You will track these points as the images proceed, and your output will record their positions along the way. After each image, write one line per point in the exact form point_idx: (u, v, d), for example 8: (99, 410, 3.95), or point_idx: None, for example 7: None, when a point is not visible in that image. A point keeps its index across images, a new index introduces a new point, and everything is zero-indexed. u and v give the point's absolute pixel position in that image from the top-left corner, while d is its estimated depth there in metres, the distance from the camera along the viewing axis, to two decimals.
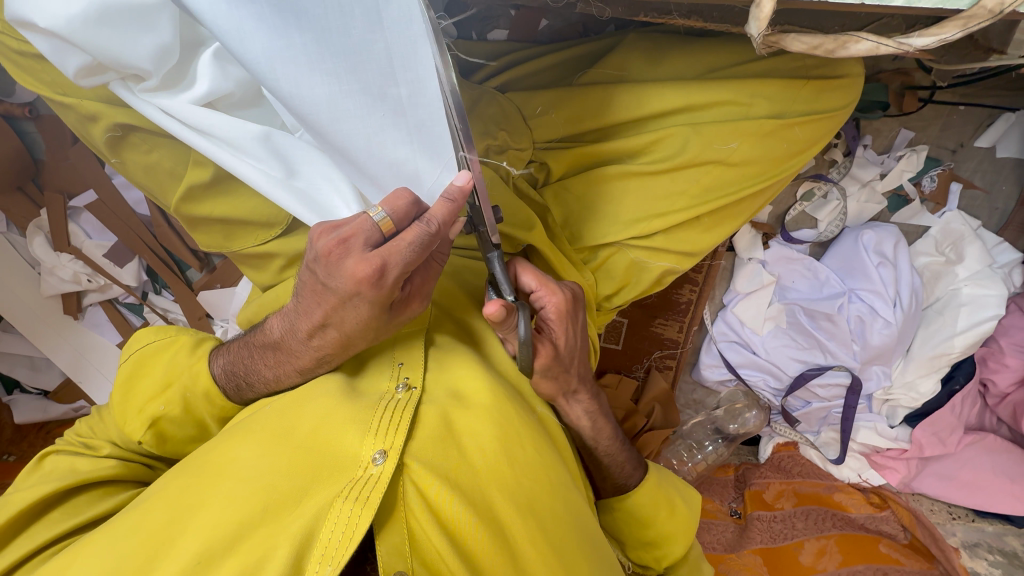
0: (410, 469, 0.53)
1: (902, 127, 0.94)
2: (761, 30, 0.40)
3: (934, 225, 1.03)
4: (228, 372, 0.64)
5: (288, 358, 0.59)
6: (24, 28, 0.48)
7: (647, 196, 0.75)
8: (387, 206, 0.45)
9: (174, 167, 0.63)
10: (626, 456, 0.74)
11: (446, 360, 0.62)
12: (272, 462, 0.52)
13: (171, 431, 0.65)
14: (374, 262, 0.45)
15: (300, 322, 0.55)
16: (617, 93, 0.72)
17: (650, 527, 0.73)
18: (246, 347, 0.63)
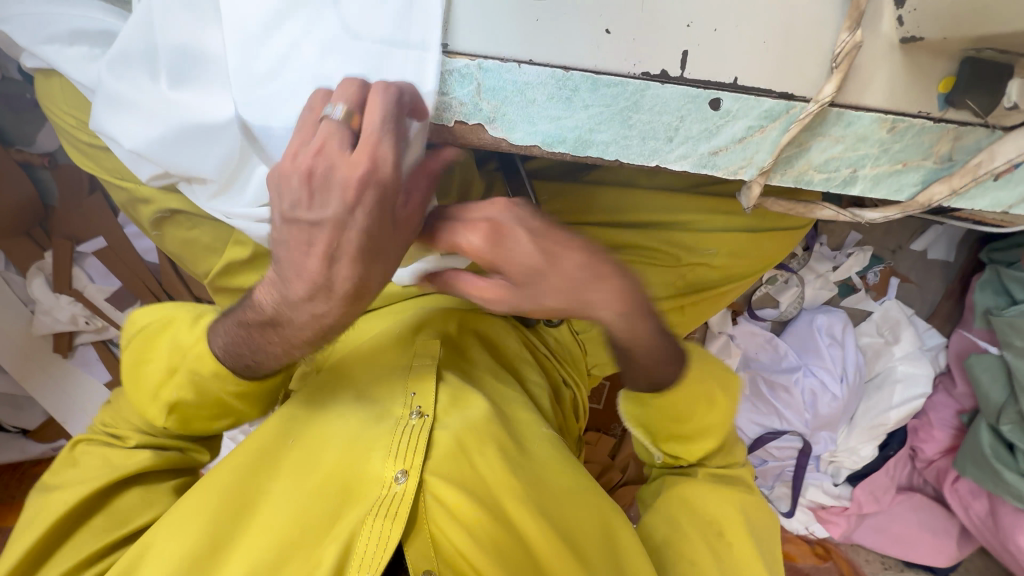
0: (431, 486, 0.54)
1: (852, 230, 1.10)
2: (750, 203, 0.51)
3: (876, 310, 1.19)
4: (230, 351, 0.55)
5: (288, 329, 0.50)
6: (108, 140, 0.56)
7: (636, 281, 0.84)
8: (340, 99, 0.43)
9: (212, 242, 0.68)
10: (667, 354, 0.56)
11: (456, 390, 0.62)
12: (302, 491, 0.54)
13: (189, 413, 0.60)
14: (366, 150, 0.42)
15: (294, 283, 0.47)
16: (614, 196, 0.81)
17: (686, 423, 0.65)
18: (240, 326, 0.53)
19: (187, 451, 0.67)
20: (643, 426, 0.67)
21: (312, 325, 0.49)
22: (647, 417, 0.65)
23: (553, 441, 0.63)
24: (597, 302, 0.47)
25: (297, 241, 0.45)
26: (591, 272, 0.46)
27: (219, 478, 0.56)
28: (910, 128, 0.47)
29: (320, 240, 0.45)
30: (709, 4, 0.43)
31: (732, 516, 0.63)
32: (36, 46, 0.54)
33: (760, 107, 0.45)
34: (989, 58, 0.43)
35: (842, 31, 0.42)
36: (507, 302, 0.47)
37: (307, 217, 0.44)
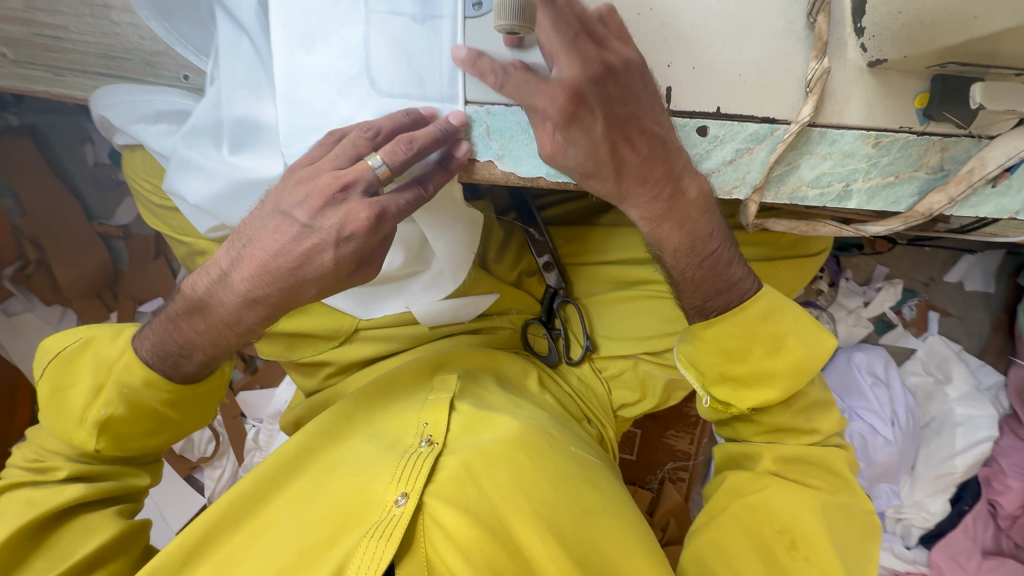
0: (431, 508, 0.54)
1: (878, 263, 1.10)
2: (750, 220, 0.53)
3: (920, 347, 1.13)
4: (157, 351, 0.58)
5: (212, 316, 0.54)
6: (177, 198, 0.65)
7: (649, 318, 0.83)
8: (384, 154, 0.48)
9: None
10: (719, 272, 0.54)
11: (469, 418, 0.62)
12: (308, 516, 0.55)
13: (124, 431, 0.60)
14: (374, 206, 0.48)
15: (238, 269, 0.52)
16: (613, 238, 0.85)
17: (744, 361, 0.56)
18: (166, 320, 0.57)
19: (124, 478, 0.65)
20: (691, 364, 0.58)
21: (237, 310, 0.53)
22: (701, 357, 0.57)
23: (570, 465, 0.60)
24: (632, 194, 0.50)
25: (241, 238, 0.52)
26: (654, 151, 0.47)
27: (230, 510, 0.58)
28: (895, 142, 0.50)
29: (253, 254, 0.51)
30: (684, 46, 0.49)
31: (802, 516, 0.56)
32: (130, 126, 0.65)
33: (745, 130, 0.49)
34: (954, 73, 0.46)
35: (810, 61, 0.48)
36: (566, 165, 0.48)
37: (302, 220, 0.49)
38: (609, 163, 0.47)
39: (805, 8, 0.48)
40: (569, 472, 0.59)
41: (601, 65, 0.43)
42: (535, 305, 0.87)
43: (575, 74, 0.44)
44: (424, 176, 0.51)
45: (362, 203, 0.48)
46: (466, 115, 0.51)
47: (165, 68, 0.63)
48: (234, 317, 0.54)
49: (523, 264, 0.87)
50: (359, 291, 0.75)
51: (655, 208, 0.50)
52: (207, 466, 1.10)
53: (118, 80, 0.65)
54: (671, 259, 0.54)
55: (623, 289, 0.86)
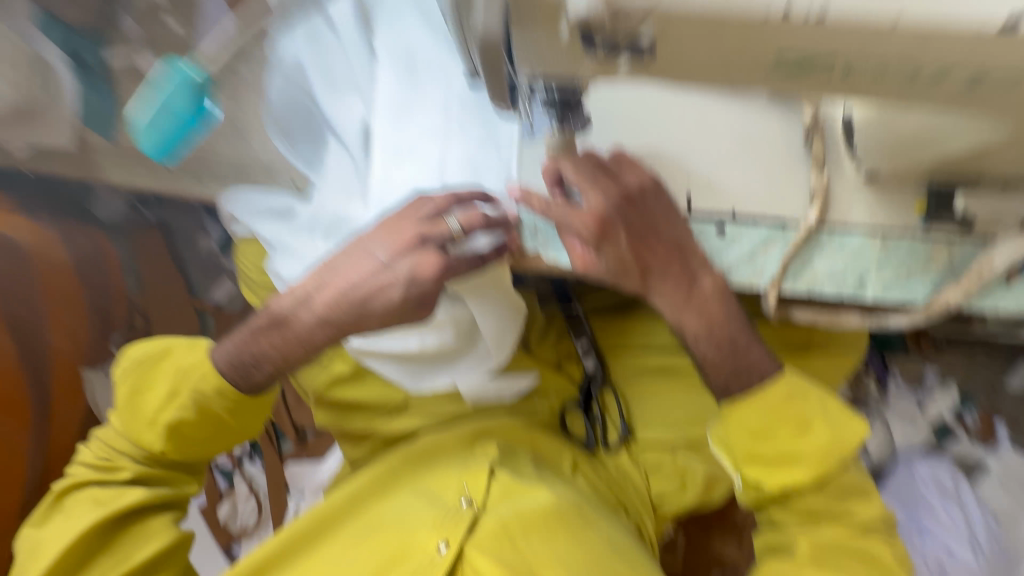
0: (469, 556, 0.65)
1: (927, 366, 1.07)
2: (771, 308, 0.57)
3: (993, 461, 1.03)
4: (233, 361, 0.64)
5: (290, 330, 0.62)
6: (274, 277, 0.77)
7: (687, 407, 0.86)
8: (461, 219, 0.57)
9: (325, 361, 0.85)
10: (741, 358, 0.57)
11: (507, 485, 0.70)
12: (364, 552, 0.66)
13: (186, 434, 0.67)
14: (441, 257, 0.58)
15: (321, 292, 0.60)
16: (647, 326, 0.91)
17: (771, 441, 0.57)
18: (249, 334, 0.64)
19: (177, 484, 0.72)
20: (722, 444, 0.59)
21: (312, 328, 0.61)
22: (731, 436, 0.58)
23: (600, 533, 0.67)
24: (655, 288, 0.56)
25: (328, 267, 0.61)
26: (670, 253, 0.55)
27: (299, 535, 0.70)
28: (902, 241, 0.56)
29: (336, 281, 0.60)
30: (701, 162, 0.58)
31: None
32: (244, 216, 0.79)
33: (758, 230, 0.57)
34: (941, 183, 0.53)
35: (811, 173, 0.56)
36: (596, 273, 0.56)
37: (381, 259, 0.59)
38: (632, 268, 0.55)
39: (804, 133, 0.57)
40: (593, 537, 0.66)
41: (620, 192, 0.54)
42: (572, 388, 0.91)
43: (599, 201, 0.53)
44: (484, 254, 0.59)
45: (431, 256, 0.58)
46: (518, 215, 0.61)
47: (282, 178, 0.82)
48: (307, 335, 0.61)
49: (565, 347, 0.93)
50: (408, 364, 0.81)
51: (674, 300, 0.56)
52: (244, 541, 1.11)
53: (245, 183, 0.84)
54: (694, 344, 0.57)
55: (659, 377, 0.89)
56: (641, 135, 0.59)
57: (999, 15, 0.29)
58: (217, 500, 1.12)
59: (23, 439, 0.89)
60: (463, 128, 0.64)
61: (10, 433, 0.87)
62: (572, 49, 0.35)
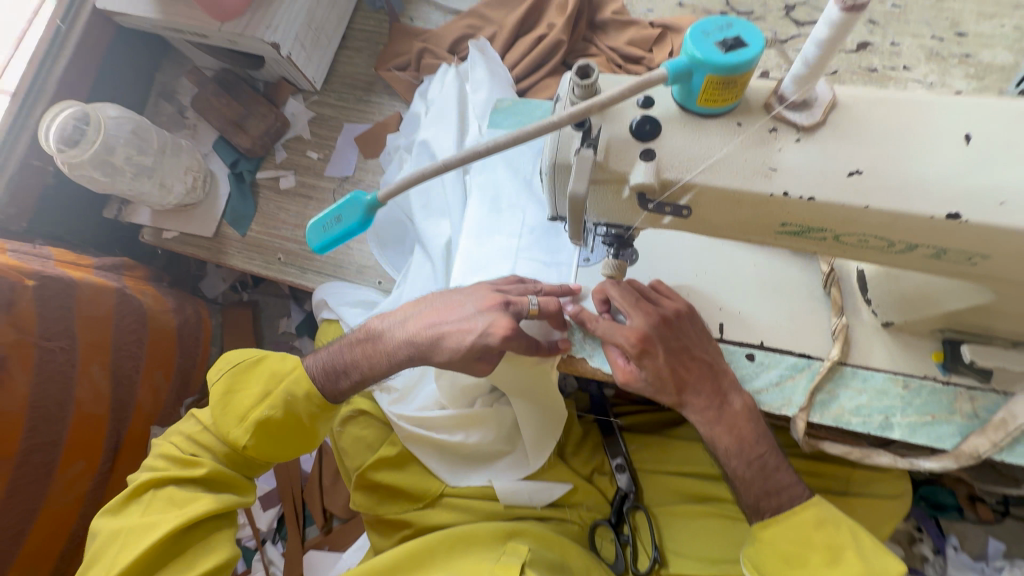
0: None
1: (990, 535, 0.99)
2: (801, 435, 0.61)
3: None
4: (326, 367, 0.65)
5: (379, 347, 0.64)
6: None
7: (721, 540, 0.84)
8: (540, 300, 0.63)
9: (373, 441, 0.91)
10: (771, 478, 0.61)
11: None
12: None
13: (270, 435, 0.63)
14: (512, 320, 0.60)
15: (416, 318, 0.64)
16: (680, 449, 0.94)
17: (804, 568, 0.57)
18: (343, 346, 0.66)
19: (241, 492, 0.65)
20: (756, 568, 0.60)
21: (396, 347, 0.63)
22: (764, 559, 0.59)
23: None
24: (690, 403, 0.63)
25: (426, 302, 0.65)
26: (704, 373, 0.62)
27: None
28: (923, 386, 0.61)
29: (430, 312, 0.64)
30: (731, 297, 0.67)
31: None
32: (336, 305, 0.93)
33: (786, 360, 0.64)
34: (958, 337, 0.59)
35: (833, 316, 0.64)
36: (638, 386, 0.63)
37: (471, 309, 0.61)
38: (670, 384, 0.62)
39: (822, 282, 0.66)
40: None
41: (659, 315, 0.63)
42: (606, 506, 0.92)
43: (642, 321, 0.62)
44: (545, 346, 0.64)
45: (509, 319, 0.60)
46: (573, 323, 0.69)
47: (369, 276, 0.98)
48: (393, 353, 0.63)
49: (599, 460, 0.96)
50: (453, 458, 0.90)
51: (707, 416, 0.62)
52: None
53: (336, 278, 0.99)
54: (725, 459, 0.63)
55: (692, 505, 0.89)
56: (680, 270, 0.70)
57: (940, 211, 0.40)
58: None
59: (89, 483, 0.96)
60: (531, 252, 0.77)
61: (82, 473, 0.94)
62: (629, 203, 0.48)
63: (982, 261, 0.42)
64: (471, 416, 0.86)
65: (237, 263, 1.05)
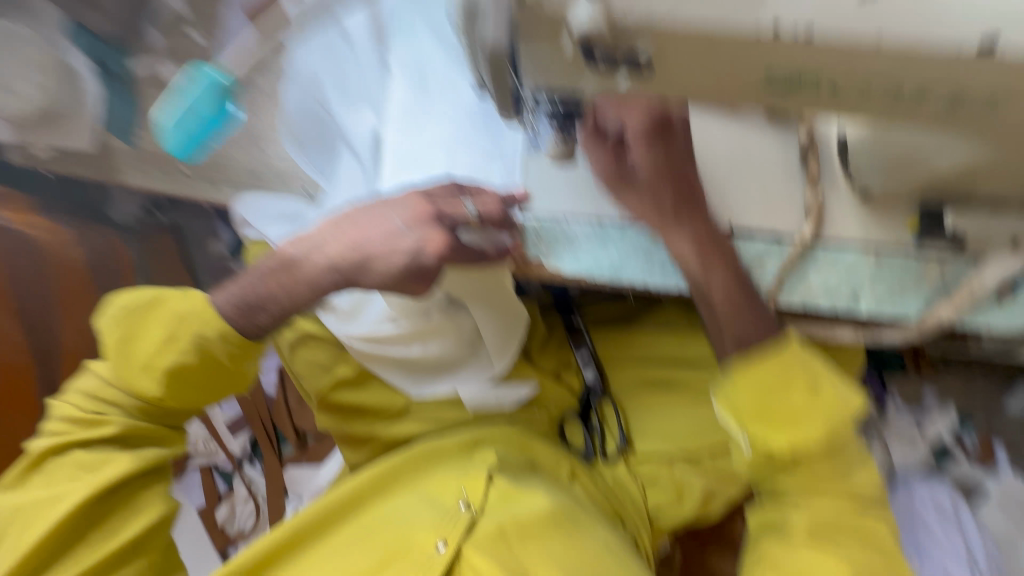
0: (469, 557, 0.67)
1: (926, 386, 1.07)
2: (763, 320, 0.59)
3: (989, 483, 1.04)
4: (235, 302, 0.57)
5: (299, 273, 0.57)
6: None
7: (686, 419, 0.88)
8: (478, 205, 0.56)
9: (328, 362, 0.85)
10: (752, 307, 0.57)
11: (506, 490, 0.73)
12: (360, 556, 0.66)
13: (185, 385, 0.59)
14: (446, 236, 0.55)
15: (333, 239, 0.57)
16: (643, 338, 0.94)
17: (784, 400, 0.54)
18: (255, 274, 0.58)
19: (168, 445, 0.65)
20: (732, 411, 0.56)
21: (319, 273, 0.56)
22: (743, 396, 0.54)
23: (598, 535, 0.70)
24: (683, 219, 0.56)
25: (344, 214, 0.58)
26: (681, 189, 0.56)
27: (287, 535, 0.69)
28: (895, 258, 0.57)
29: (350, 230, 0.57)
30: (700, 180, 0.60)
31: None
32: (258, 221, 0.80)
33: (755, 246, 0.59)
34: (936, 206, 0.54)
35: (807, 190, 0.58)
36: (638, 178, 0.55)
37: (399, 224, 0.56)
38: (672, 181, 0.55)
39: (799, 151, 0.59)
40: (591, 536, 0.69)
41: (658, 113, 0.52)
42: (574, 398, 0.93)
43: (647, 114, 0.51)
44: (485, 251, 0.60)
45: (441, 232, 0.55)
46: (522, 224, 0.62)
47: (293, 182, 0.84)
48: (314, 279, 0.56)
49: (566, 355, 0.95)
50: (413, 368, 0.85)
51: (702, 230, 0.56)
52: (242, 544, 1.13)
53: (254, 188, 0.85)
54: (712, 288, 0.57)
55: (658, 390, 0.91)
56: None
57: (974, 35, 0.32)
58: (216, 502, 1.14)
59: None
60: (473, 144, 0.66)
61: None
62: (574, 61, 0.38)
63: (1006, 103, 0.34)
64: (428, 328, 0.81)
65: None
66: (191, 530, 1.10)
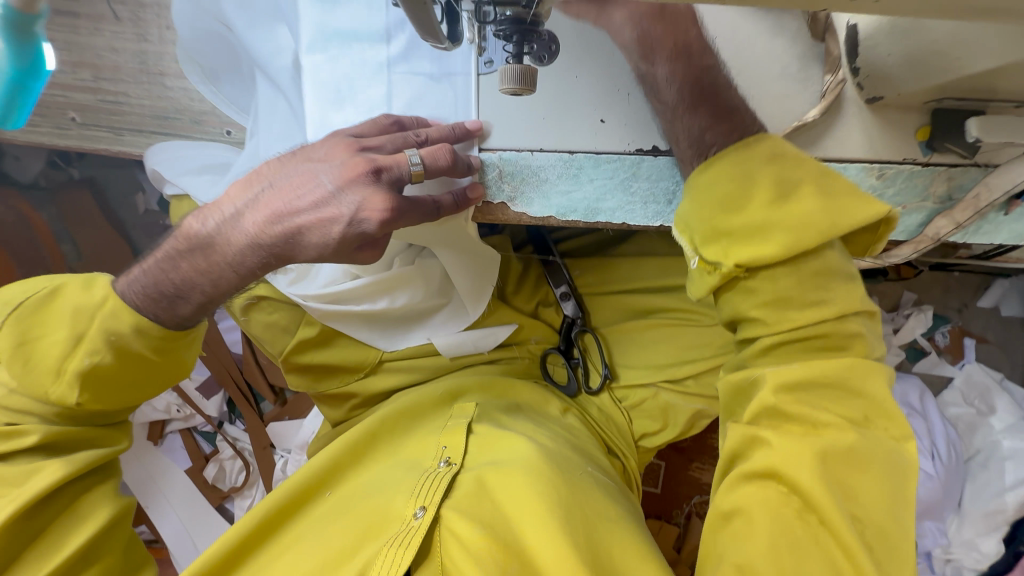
0: (447, 520, 0.61)
1: (905, 289, 1.07)
2: None
3: (957, 376, 1.08)
4: (149, 292, 0.56)
5: (217, 254, 0.54)
6: None
7: (670, 345, 0.85)
8: (422, 155, 0.51)
9: (288, 324, 0.79)
10: (717, 93, 0.48)
11: (486, 439, 0.72)
12: (335, 529, 0.63)
13: (106, 382, 0.59)
14: (390, 199, 0.50)
15: (250, 212, 0.53)
16: (622, 265, 0.89)
17: (743, 208, 0.45)
18: (165, 259, 0.55)
19: (105, 445, 0.64)
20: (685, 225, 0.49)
21: (241, 250, 0.53)
22: (693, 208, 0.48)
23: (585, 479, 0.67)
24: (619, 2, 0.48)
25: (260, 184, 0.54)
26: None
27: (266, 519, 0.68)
28: (900, 173, 0.51)
29: (269, 200, 0.53)
30: None
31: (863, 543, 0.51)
32: (177, 177, 0.68)
33: None
34: (951, 107, 0.48)
35: (825, 74, 0.51)
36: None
37: (328, 186, 0.51)
38: None
39: (810, 30, 0.51)
40: (579, 485, 0.66)
41: None
42: (554, 336, 0.90)
43: None
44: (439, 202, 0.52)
45: (384, 194, 0.50)
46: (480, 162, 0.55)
47: (211, 125, 0.71)
48: (236, 258, 0.54)
49: (543, 293, 0.90)
50: (380, 322, 0.80)
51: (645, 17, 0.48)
52: (237, 497, 1.14)
53: (166, 135, 0.72)
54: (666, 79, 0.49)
55: (639, 318, 0.88)
56: (614, 75, 0.53)
57: None
58: (203, 462, 1.14)
59: None
60: (419, 76, 0.57)
61: None
62: None
63: None
64: (389, 279, 0.74)
65: (17, 136, 0.75)
66: (185, 488, 1.12)
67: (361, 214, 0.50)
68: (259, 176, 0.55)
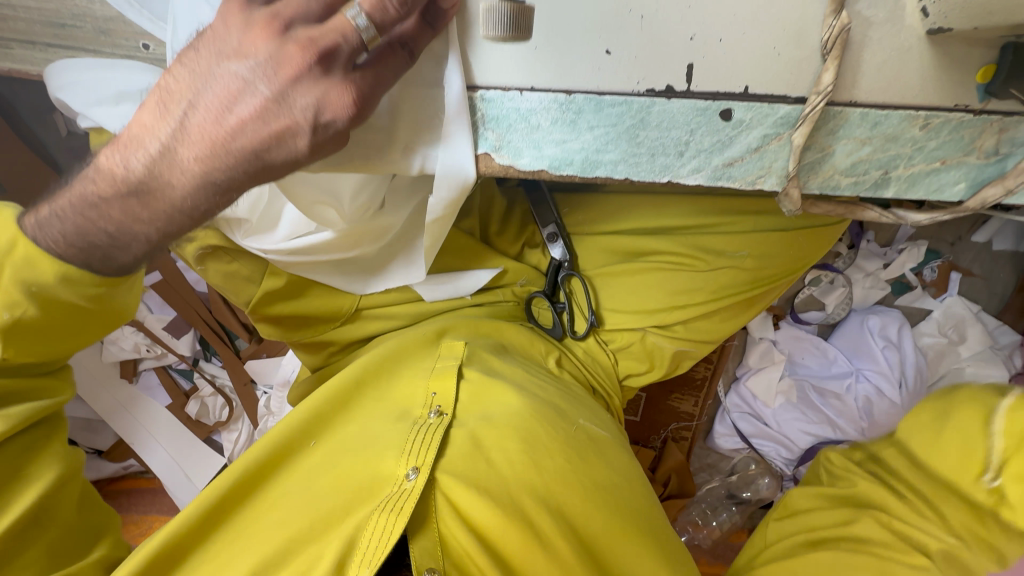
0: (441, 483, 0.59)
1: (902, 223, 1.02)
2: (792, 207, 0.46)
3: (936, 308, 1.10)
4: (78, 240, 0.49)
5: (160, 202, 0.46)
6: None
7: (666, 288, 0.79)
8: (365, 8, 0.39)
9: (251, 274, 0.72)
10: None
11: (478, 387, 0.69)
12: (315, 489, 0.60)
13: (37, 331, 0.54)
14: (356, 89, 0.41)
15: (182, 142, 0.44)
16: (612, 202, 0.83)
17: None
18: (86, 205, 0.47)
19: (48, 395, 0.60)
20: None
21: (191, 194, 0.45)
22: None
23: (579, 435, 0.66)
24: None
25: (179, 102, 0.43)
26: None
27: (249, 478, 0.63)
28: (947, 123, 0.43)
29: (201, 122, 0.43)
30: (712, 12, 0.41)
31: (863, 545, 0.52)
32: (88, 108, 0.59)
33: (774, 114, 0.43)
34: None
35: None
36: None
37: (273, 92, 0.42)
38: None
39: None
40: (575, 442, 0.65)
41: None
42: (540, 278, 0.86)
43: None
44: (408, 36, 0.41)
45: (344, 85, 0.41)
46: (472, 98, 0.46)
47: (122, 36, 0.56)
48: (185, 204, 0.46)
49: (529, 231, 0.85)
50: (347, 265, 0.72)
51: None
52: (223, 431, 1.17)
53: (68, 49, 0.58)
54: None
55: (637, 259, 0.81)
56: None
57: None
58: (184, 399, 1.12)
59: None
60: None
61: None
62: None
63: None
64: (359, 229, 0.63)
65: None
66: (169, 422, 1.13)
67: (328, 121, 0.42)
68: (169, 89, 0.44)
